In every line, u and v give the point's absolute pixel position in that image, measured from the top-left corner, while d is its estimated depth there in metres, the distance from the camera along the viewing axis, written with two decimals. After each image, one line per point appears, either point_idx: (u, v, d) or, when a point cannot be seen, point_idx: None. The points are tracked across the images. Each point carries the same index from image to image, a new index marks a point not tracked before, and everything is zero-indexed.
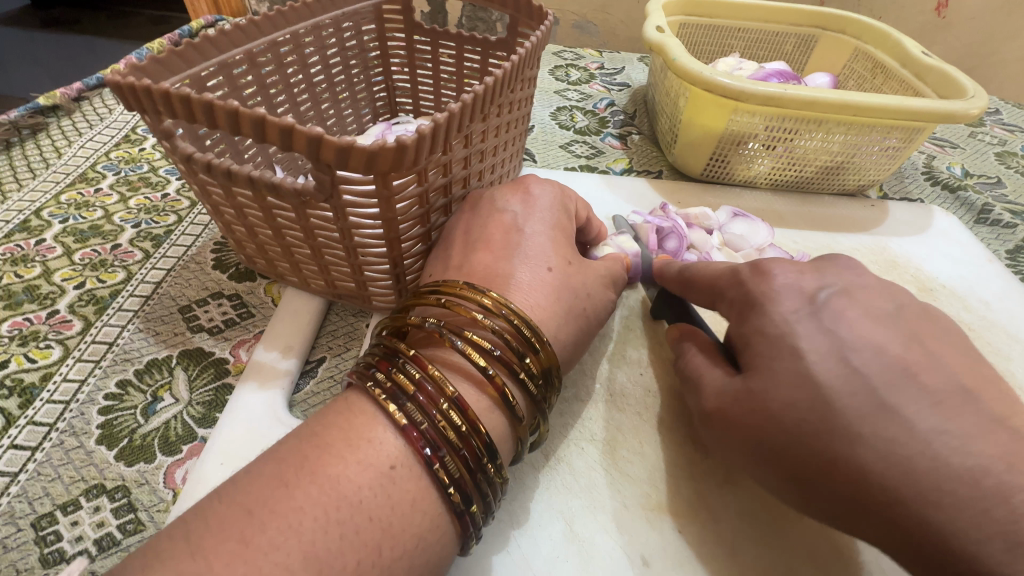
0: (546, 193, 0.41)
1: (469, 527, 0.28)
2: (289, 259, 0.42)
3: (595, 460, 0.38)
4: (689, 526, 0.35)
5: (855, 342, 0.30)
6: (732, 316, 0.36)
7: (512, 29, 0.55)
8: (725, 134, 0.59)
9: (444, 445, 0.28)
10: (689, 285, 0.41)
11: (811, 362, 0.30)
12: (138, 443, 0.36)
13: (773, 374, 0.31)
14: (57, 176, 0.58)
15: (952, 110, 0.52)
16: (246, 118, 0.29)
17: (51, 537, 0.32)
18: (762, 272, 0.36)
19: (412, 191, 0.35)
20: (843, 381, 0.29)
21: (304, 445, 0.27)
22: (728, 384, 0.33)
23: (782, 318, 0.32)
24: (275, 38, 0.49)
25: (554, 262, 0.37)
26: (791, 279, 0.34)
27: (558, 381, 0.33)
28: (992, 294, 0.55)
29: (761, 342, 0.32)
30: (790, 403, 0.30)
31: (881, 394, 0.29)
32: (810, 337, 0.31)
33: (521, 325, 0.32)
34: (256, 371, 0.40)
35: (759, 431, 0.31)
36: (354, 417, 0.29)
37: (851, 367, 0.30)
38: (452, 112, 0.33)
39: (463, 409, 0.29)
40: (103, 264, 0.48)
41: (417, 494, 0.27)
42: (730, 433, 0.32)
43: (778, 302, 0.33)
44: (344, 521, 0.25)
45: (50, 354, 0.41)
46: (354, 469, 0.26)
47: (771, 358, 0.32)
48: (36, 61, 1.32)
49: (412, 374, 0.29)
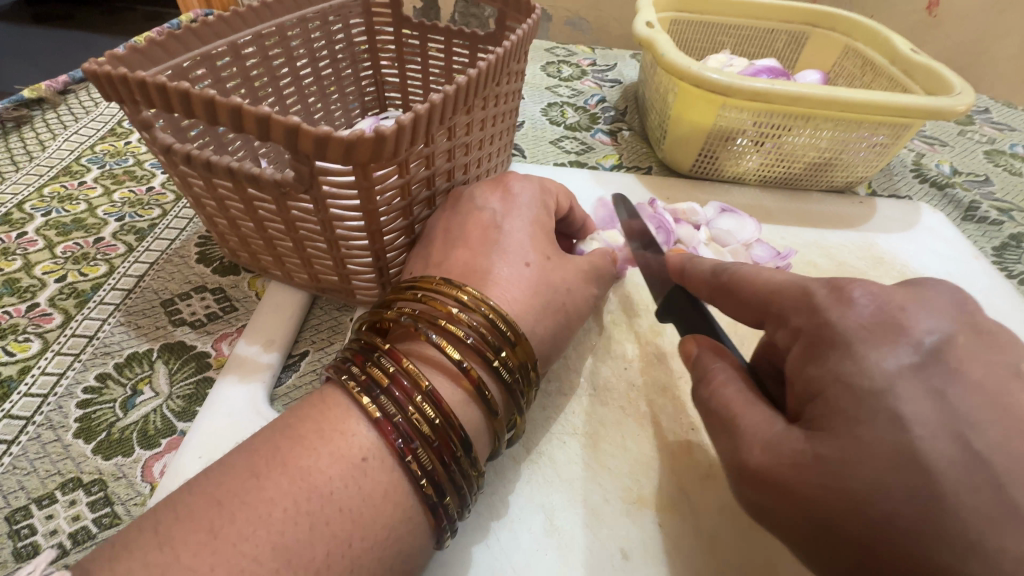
0: (527, 190, 0.41)
1: (443, 521, 0.28)
2: (271, 252, 0.42)
3: (576, 453, 0.38)
4: (670, 520, 0.35)
5: (974, 416, 0.24)
6: (796, 349, 0.31)
7: (500, 23, 0.54)
8: (714, 129, 0.59)
9: (418, 438, 0.27)
10: (728, 291, 0.36)
11: (917, 436, 0.24)
12: (116, 436, 0.36)
13: (862, 445, 0.25)
14: (41, 169, 0.57)
15: (939, 106, 0.52)
16: (223, 107, 0.29)
17: (25, 531, 0.31)
18: (844, 299, 0.29)
19: (394, 183, 0.35)
20: (961, 469, 0.23)
21: (278, 437, 0.27)
22: (784, 437, 0.28)
23: (880, 371, 0.26)
24: (259, 30, 0.49)
25: (531, 258, 0.37)
26: (881, 316, 0.28)
27: (535, 375, 0.33)
28: (978, 291, 0.55)
29: (842, 396, 0.27)
30: (879, 483, 0.24)
31: (1009, 492, 0.23)
32: (916, 403, 0.25)
33: (497, 320, 0.32)
34: (236, 364, 0.40)
35: (820, 494, 0.26)
36: (328, 410, 0.28)
37: (973, 453, 0.23)
38: (432, 104, 0.32)
39: (436, 402, 0.28)
40: (85, 258, 0.48)
41: (389, 486, 0.27)
42: (786, 502, 0.27)
43: (873, 348, 0.27)
44: (314, 512, 0.25)
45: (29, 347, 0.41)
46: (326, 461, 0.26)
47: (856, 422, 0.26)
48: (27, 55, 1.31)
49: (387, 368, 0.29)
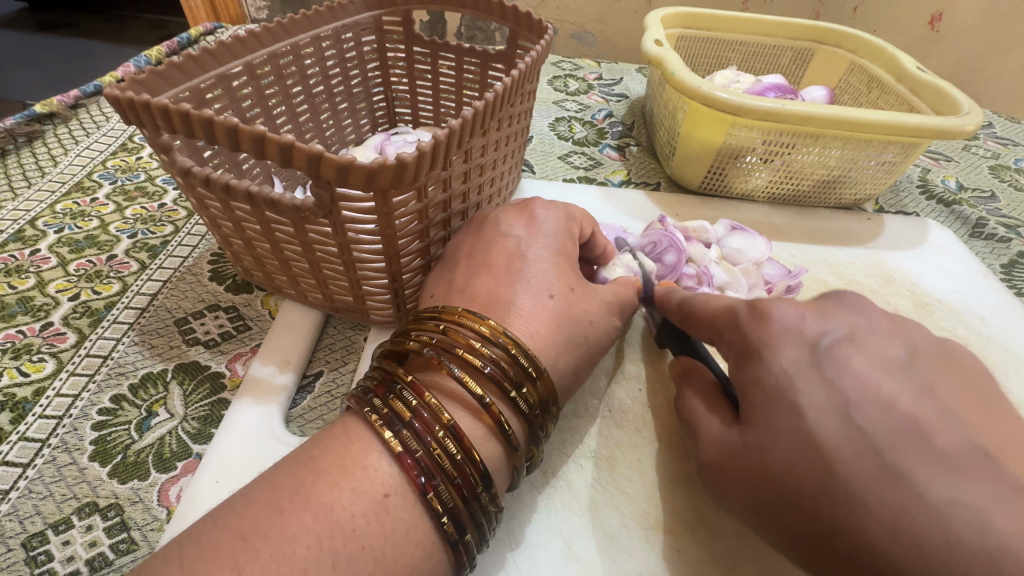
0: (552, 218, 0.41)
1: (462, 558, 0.28)
2: (286, 272, 0.42)
3: (593, 477, 0.38)
4: (688, 546, 0.35)
5: (858, 398, 0.28)
6: (730, 358, 0.34)
7: (511, 42, 0.55)
8: (723, 147, 0.59)
9: (439, 474, 0.27)
10: (687, 317, 0.38)
11: (813, 421, 0.28)
12: (132, 459, 0.36)
13: (774, 432, 0.29)
14: (53, 185, 0.58)
15: (948, 126, 0.53)
16: (246, 135, 0.29)
17: (41, 558, 0.31)
18: (761, 313, 0.33)
19: (412, 207, 0.35)
20: (847, 442, 0.27)
21: (301, 471, 0.27)
22: (724, 435, 0.31)
23: (782, 370, 0.30)
24: (274, 50, 0.49)
25: (555, 290, 0.37)
26: (792, 321, 0.32)
27: (554, 410, 0.33)
28: (988, 309, 0.55)
29: (758, 393, 0.30)
30: (790, 467, 0.27)
31: (891, 460, 0.26)
32: (809, 393, 0.28)
33: (518, 355, 0.32)
34: (252, 387, 0.40)
35: (755, 487, 0.29)
36: (350, 442, 0.28)
37: (854, 427, 0.27)
38: (452, 129, 0.33)
39: (458, 438, 0.28)
40: (99, 276, 0.48)
41: (411, 523, 0.27)
42: (728, 492, 0.30)
43: (778, 348, 0.31)
44: (337, 550, 0.25)
45: (44, 367, 0.40)
46: (349, 497, 0.26)
47: (768, 412, 0.29)
48: (34, 65, 1.31)
49: (409, 402, 0.29)
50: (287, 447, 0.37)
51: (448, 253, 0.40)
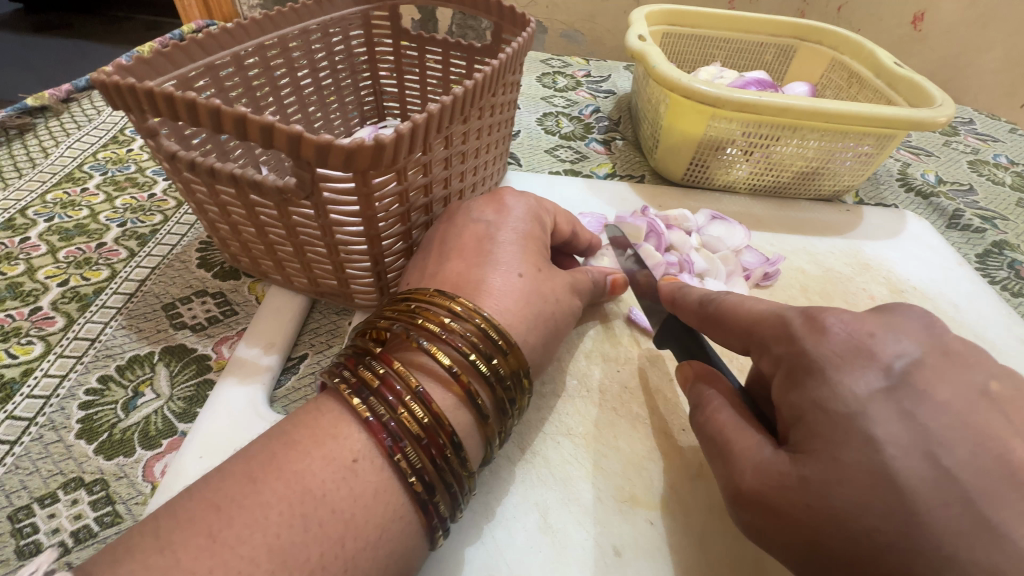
0: (521, 204, 0.42)
1: (432, 521, 0.29)
2: (272, 257, 0.43)
3: (571, 453, 0.39)
4: (661, 519, 0.36)
5: (945, 436, 0.26)
6: (779, 376, 0.31)
7: (496, 36, 0.56)
8: (705, 139, 0.60)
9: (406, 437, 0.28)
10: (713, 323, 0.37)
11: (890, 456, 0.26)
12: (118, 437, 0.36)
13: (842, 467, 0.26)
14: (43, 175, 0.58)
15: (921, 118, 0.54)
16: (228, 116, 0.30)
17: (27, 530, 0.32)
18: (818, 327, 0.31)
19: (392, 190, 0.36)
20: (932, 485, 0.25)
21: (276, 444, 0.28)
22: (774, 462, 0.29)
23: (853, 396, 0.28)
24: (262, 41, 0.50)
25: (524, 269, 0.38)
26: (852, 334, 0.30)
27: (526, 382, 0.34)
28: (961, 297, 0.57)
29: (820, 420, 0.28)
30: (860, 506, 0.26)
31: (981, 509, 0.24)
32: (885, 425, 0.26)
33: (489, 329, 0.33)
34: (237, 367, 0.41)
35: (814, 527, 0.27)
36: (321, 414, 0.29)
37: (942, 471, 0.25)
38: (430, 114, 0.34)
39: (425, 402, 0.29)
40: (88, 263, 0.49)
41: (380, 485, 0.28)
42: (778, 524, 0.28)
43: (846, 372, 0.28)
44: (308, 514, 0.25)
45: (32, 349, 0.41)
46: (319, 464, 0.27)
47: (833, 444, 0.27)
48: (25, 65, 1.31)
49: (377, 370, 0.30)
50: (270, 424, 0.38)
51: (429, 236, 0.41)
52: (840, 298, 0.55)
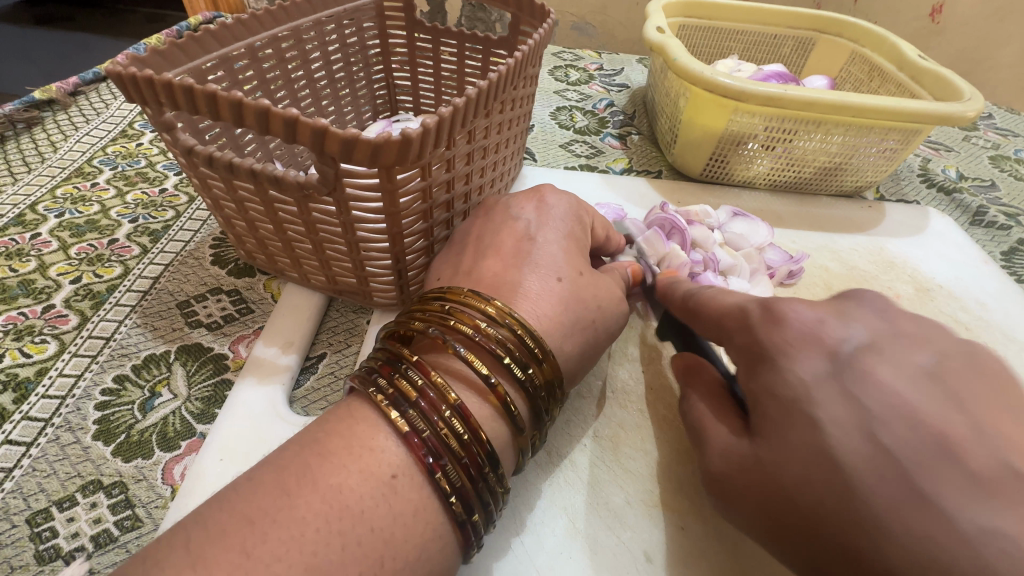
0: (563, 204, 0.42)
1: (468, 539, 0.28)
2: (290, 254, 0.42)
3: (597, 456, 0.38)
4: (691, 523, 0.35)
5: (884, 413, 0.26)
6: (741, 364, 0.32)
7: (513, 28, 0.55)
8: (725, 134, 0.59)
9: (446, 454, 0.28)
10: (692, 314, 0.38)
11: (832, 436, 0.26)
12: (136, 439, 0.36)
13: (788, 446, 0.27)
14: (52, 170, 0.57)
15: (950, 112, 0.53)
16: (250, 109, 0.29)
17: (46, 534, 0.31)
18: (777, 319, 0.31)
19: (416, 186, 0.35)
20: (867, 459, 0.25)
21: (307, 452, 0.27)
22: (736, 446, 0.30)
23: (799, 379, 0.29)
24: (276, 33, 0.49)
25: (564, 273, 0.37)
26: (807, 323, 0.31)
27: (559, 393, 0.33)
28: (989, 295, 0.55)
29: (771, 404, 0.29)
30: (807, 482, 0.26)
31: (917, 483, 0.24)
32: (829, 405, 0.27)
33: (525, 335, 0.32)
34: (256, 366, 0.40)
35: (768, 508, 0.27)
36: (356, 423, 0.28)
37: (880, 445, 0.25)
38: (457, 108, 0.33)
39: (464, 417, 0.29)
40: (100, 259, 0.48)
41: (419, 503, 0.27)
42: (740, 507, 0.29)
43: (795, 358, 0.29)
44: (347, 532, 0.25)
45: (46, 348, 0.40)
46: (356, 478, 0.26)
47: (785, 426, 0.28)
48: (27, 58, 1.30)
49: (415, 381, 0.29)
50: (290, 426, 0.37)
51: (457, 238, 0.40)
52: None
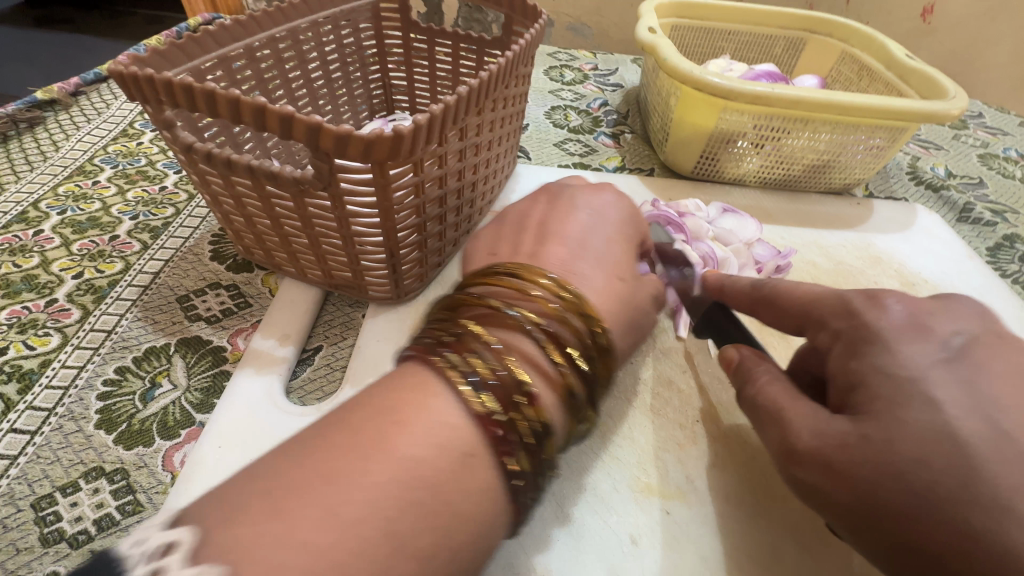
0: (600, 200, 0.44)
1: (517, 517, 0.28)
2: (286, 248, 0.43)
3: (585, 443, 0.39)
4: (677, 507, 0.36)
5: (1002, 400, 0.26)
6: (834, 347, 0.32)
7: (507, 28, 0.56)
8: (715, 132, 0.60)
9: (517, 437, 0.28)
10: (767, 301, 0.37)
11: (950, 416, 0.26)
12: (137, 427, 0.37)
13: (903, 424, 0.27)
14: (54, 169, 0.58)
15: (932, 111, 0.54)
16: (247, 106, 0.30)
17: (50, 518, 0.32)
18: (877, 302, 0.31)
19: (409, 181, 0.36)
20: (992, 443, 0.25)
21: (377, 423, 0.27)
22: (831, 425, 0.29)
23: (913, 362, 0.28)
24: (274, 34, 0.50)
25: (613, 268, 0.39)
26: (911, 314, 0.30)
27: (609, 384, 0.35)
28: (973, 289, 0.56)
29: (882, 383, 0.28)
30: (921, 461, 0.26)
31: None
32: (946, 387, 0.27)
33: (597, 330, 0.33)
34: (254, 358, 0.41)
35: (876, 487, 0.26)
36: (428, 397, 0.28)
37: (1003, 432, 0.25)
38: (448, 105, 0.34)
39: (535, 403, 0.29)
40: (101, 255, 0.49)
41: (487, 484, 0.27)
42: (838, 487, 0.28)
43: (906, 342, 0.29)
44: (417, 504, 0.24)
45: (49, 341, 0.41)
46: (433, 453, 0.26)
47: (896, 404, 0.27)
48: (31, 60, 1.31)
49: (493, 362, 0.29)
50: (287, 414, 0.38)
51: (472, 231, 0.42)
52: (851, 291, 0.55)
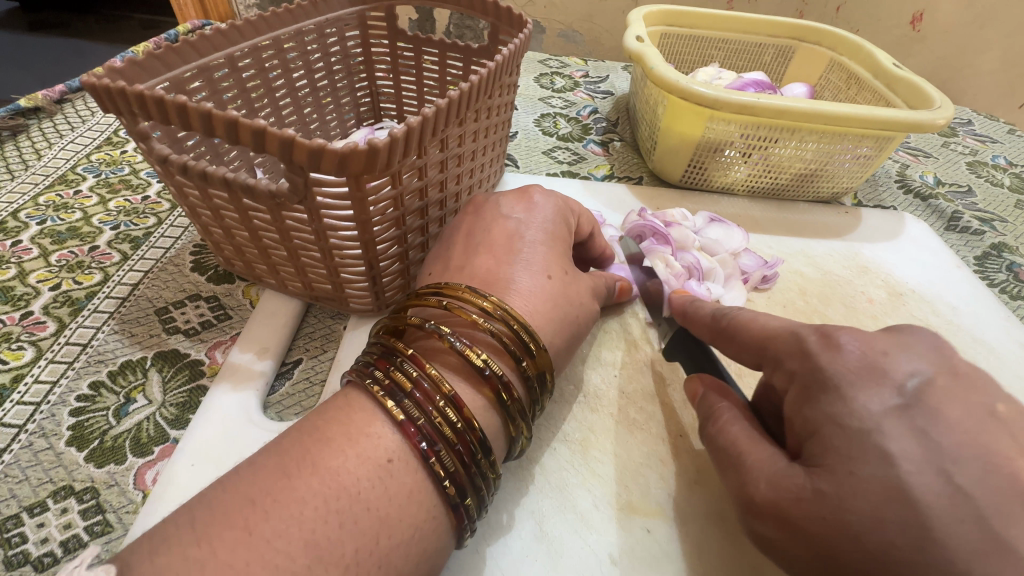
0: (549, 204, 0.43)
1: (462, 522, 0.28)
2: (266, 260, 0.42)
3: (567, 460, 0.38)
4: (658, 525, 0.36)
5: (956, 452, 0.26)
6: (790, 390, 0.31)
7: (493, 37, 0.56)
8: (703, 141, 0.60)
9: (441, 441, 0.28)
10: (725, 335, 0.37)
11: (905, 472, 0.26)
12: (110, 444, 0.36)
13: (856, 480, 0.26)
14: (36, 177, 0.58)
15: (919, 120, 0.53)
16: (219, 119, 0.30)
17: (16, 540, 0.32)
18: (832, 344, 0.31)
19: (387, 193, 0.36)
20: (946, 501, 0.25)
21: (306, 438, 0.27)
22: (786, 473, 0.29)
23: (867, 413, 0.28)
24: (257, 43, 0.50)
25: (553, 271, 0.38)
26: (861, 353, 0.30)
27: (551, 385, 0.34)
28: (960, 299, 0.56)
29: (835, 434, 0.28)
30: (875, 520, 0.26)
31: (992, 523, 0.24)
32: (901, 441, 0.27)
33: (520, 330, 0.32)
34: (230, 372, 0.40)
35: (829, 543, 0.26)
36: (353, 412, 0.29)
37: (957, 488, 0.25)
38: (425, 117, 0.33)
39: (458, 407, 0.29)
40: (80, 266, 0.48)
41: (414, 486, 0.27)
42: (794, 538, 0.28)
43: (860, 390, 0.29)
44: (343, 511, 0.25)
45: (23, 355, 0.41)
46: (354, 462, 0.26)
47: (850, 458, 0.27)
48: (20, 63, 1.30)
49: (410, 373, 0.29)
50: (263, 431, 0.38)
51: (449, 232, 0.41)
52: (838, 302, 0.55)
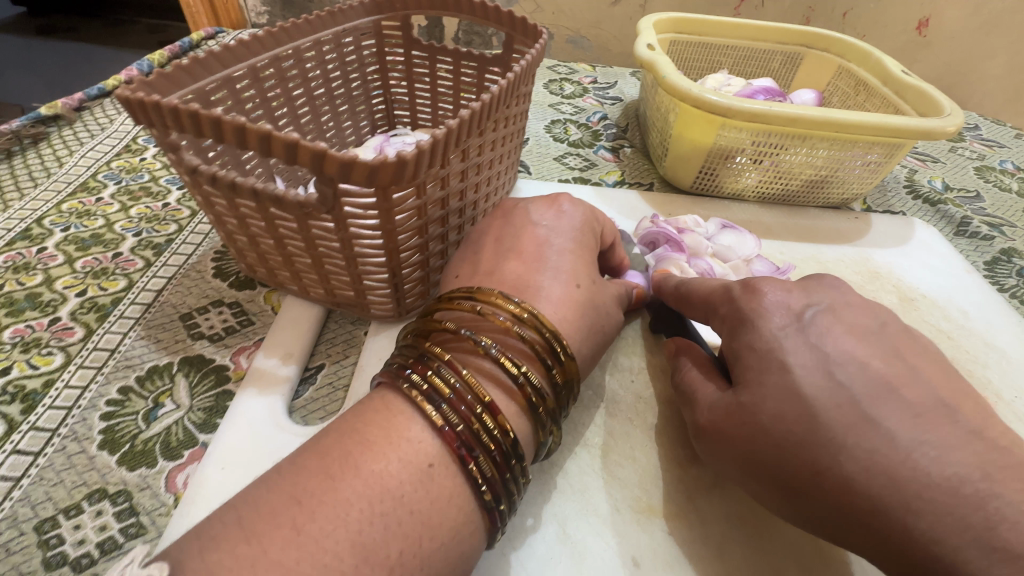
0: (577, 212, 0.43)
1: (495, 526, 0.29)
2: (289, 268, 0.43)
3: (587, 464, 0.39)
4: (678, 527, 0.36)
5: (840, 357, 0.32)
6: (723, 332, 0.38)
7: (507, 46, 0.56)
8: (714, 148, 0.61)
9: (478, 446, 0.29)
10: (684, 299, 0.42)
11: (799, 375, 0.32)
12: (140, 448, 0.37)
13: (764, 388, 0.32)
14: (58, 185, 0.59)
15: (929, 127, 0.54)
16: (253, 133, 0.31)
17: (53, 542, 0.32)
18: (753, 290, 0.37)
19: (411, 204, 0.36)
20: (829, 393, 0.31)
21: (347, 441, 0.28)
22: (721, 398, 0.35)
23: (772, 334, 0.34)
24: (277, 53, 0.51)
25: (581, 280, 0.38)
26: (781, 296, 0.36)
27: (577, 390, 0.35)
28: (971, 304, 0.57)
29: (750, 356, 0.34)
30: (779, 416, 0.31)
31: (865, 407, 0.30)
32: (797, 353, 0.33)
33: (552, 338, 0.33)
34: (256, 378, 0.41)
35: (749, 442, 0.32)
36: (392, 416, 0.29)
37: (837, 381, 0.31)
38: (450, 129, 0.34)
39: (494, 413, 0.29)
40: (105, 272, 0.49)
41: (453, 490, 0.28)
42: (725, 447, 0.34)
43: (767, 319, 0.35)
44: (387, 513, 0.26)
45: (52, 360, 0.42)
46: (396, 465, 0.27)
47: (761, 372, 0.33)
48: (31, 69, 1.31)
49: (448, 379, 0.30)
50: (290, 435, 0.38)
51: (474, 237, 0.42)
52: None
